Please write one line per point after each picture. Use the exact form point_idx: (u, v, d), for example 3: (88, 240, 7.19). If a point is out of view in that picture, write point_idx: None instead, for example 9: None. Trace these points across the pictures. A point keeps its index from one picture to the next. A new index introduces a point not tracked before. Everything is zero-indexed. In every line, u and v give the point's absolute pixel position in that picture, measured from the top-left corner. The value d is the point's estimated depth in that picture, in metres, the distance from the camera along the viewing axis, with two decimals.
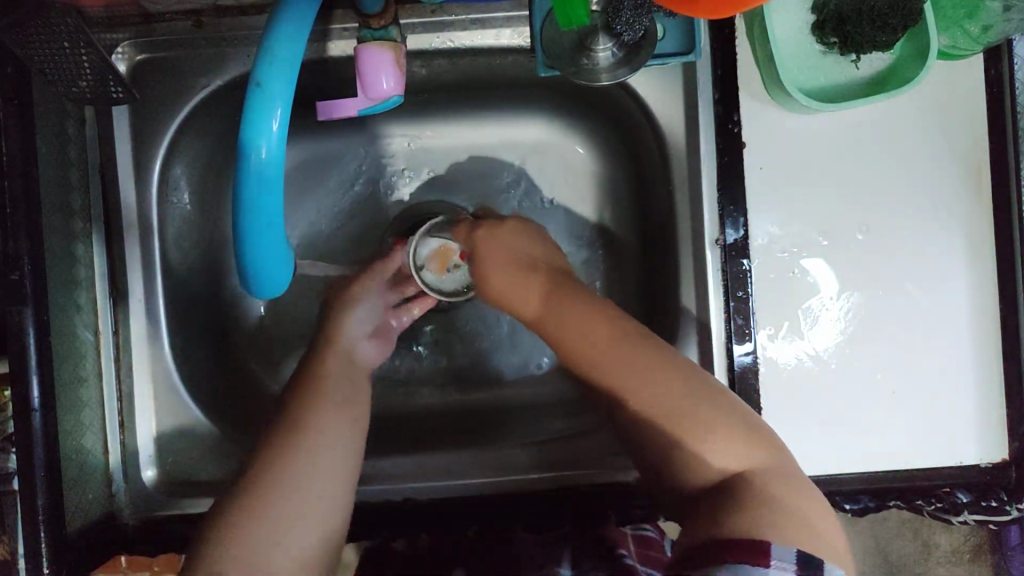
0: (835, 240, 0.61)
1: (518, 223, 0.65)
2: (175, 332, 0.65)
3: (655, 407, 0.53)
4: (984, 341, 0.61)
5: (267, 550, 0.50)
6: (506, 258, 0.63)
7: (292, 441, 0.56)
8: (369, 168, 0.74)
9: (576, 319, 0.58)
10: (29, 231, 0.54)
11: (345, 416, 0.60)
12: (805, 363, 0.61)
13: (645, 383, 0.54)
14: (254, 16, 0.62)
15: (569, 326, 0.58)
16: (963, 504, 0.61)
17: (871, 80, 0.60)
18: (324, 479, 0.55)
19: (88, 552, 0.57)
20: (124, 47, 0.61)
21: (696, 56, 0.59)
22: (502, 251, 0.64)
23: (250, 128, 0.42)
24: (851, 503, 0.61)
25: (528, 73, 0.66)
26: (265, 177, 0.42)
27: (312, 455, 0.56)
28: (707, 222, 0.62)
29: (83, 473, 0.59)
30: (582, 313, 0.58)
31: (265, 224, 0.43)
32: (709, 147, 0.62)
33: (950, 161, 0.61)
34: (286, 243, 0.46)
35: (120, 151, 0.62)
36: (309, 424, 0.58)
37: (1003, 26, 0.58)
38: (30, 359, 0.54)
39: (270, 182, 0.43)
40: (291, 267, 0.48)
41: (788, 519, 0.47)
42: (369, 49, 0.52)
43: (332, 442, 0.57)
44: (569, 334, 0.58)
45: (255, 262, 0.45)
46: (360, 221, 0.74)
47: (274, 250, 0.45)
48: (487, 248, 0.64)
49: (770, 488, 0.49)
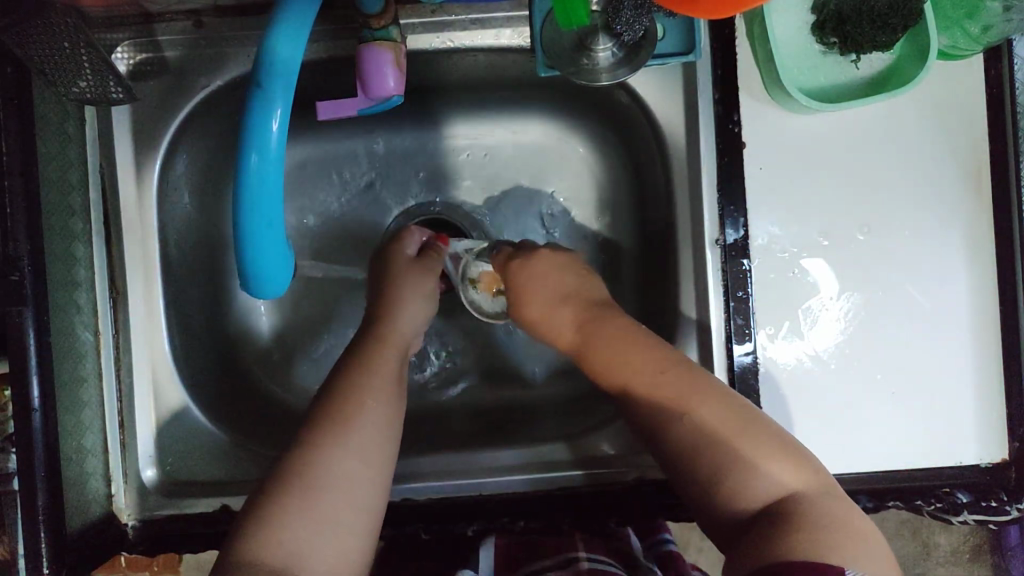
0: (835, 240, 0.61)
1: (555, 253, 0.63)
2: (176, 331, 0.65)
3: (706, 420, 0.51)
4: (984, 341, 0.61)
5: (298, 542, 0.48)
6: (547, 289, 0.61)
7: (328, 427, 0.53)
8: (369, 167, 0.74)
9: (621, 341, 0.56)
10: (29, 232, 0.54)
11: (387, 400, 0.56)
12: (805, 363, 0.61)
13: (699, 406, 0.52)
14: (254, 16, 0.62)
15: (612, 351, 0.56)
16: (963, 504, 0.60)
17: (872, 80, 0.60)
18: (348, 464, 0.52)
19: (88, 552, 0.58)
20: (124, 47, 0.61)
21: (696, 57, 0.59)
22: (545, 281, 0.61)
23: (250, 127, 0.42)
24: None
25: (528, 73, 0.66)
26: (264, 176, 0.42)
27: (347, 440, 0.52)
28: (707, 222, 0.62)
29: (84, 472, 0.59)
30: (626, 331, 0.57)
31: (265, 222, 0.43)
32: (709, 147, 0.62)
33: (950, 162, 0.61)
34: (285, 241, 0.46)
35: (119, 151, 0.62)
36: (350, 406, 0.54)
37: (1003, 26, 0.58)
38: (30, 359, 0.54)
39: (270, 182, 0.43)
40: (291, 268, 0.48)
41: (844, 537, 0.46)
42: (371, 50, 0.52)
43: (373, 429, 0.54)
44: (613, 354, 0.56)
45: (253, 261, 0.45)
46: (359, 221, 0.74)
47: (273, 250, 0.45)
48: (527, 278, 0.62)
49: (823, 507, 0.48)
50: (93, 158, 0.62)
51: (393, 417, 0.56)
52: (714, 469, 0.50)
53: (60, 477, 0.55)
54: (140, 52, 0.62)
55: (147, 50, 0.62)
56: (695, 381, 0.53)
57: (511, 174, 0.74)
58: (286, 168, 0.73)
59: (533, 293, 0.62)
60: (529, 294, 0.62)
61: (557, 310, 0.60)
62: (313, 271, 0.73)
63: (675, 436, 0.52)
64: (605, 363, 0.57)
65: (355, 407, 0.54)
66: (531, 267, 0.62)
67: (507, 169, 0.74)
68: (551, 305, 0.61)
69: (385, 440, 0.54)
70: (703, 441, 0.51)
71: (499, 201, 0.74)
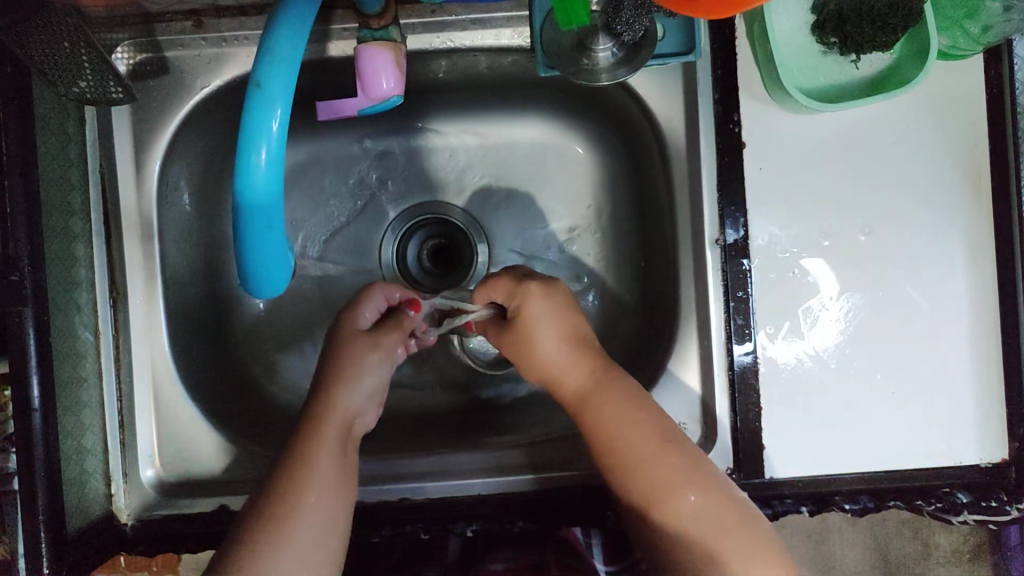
0: (835, 239, 0.61)
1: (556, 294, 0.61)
2: (175, 332, 0.65)
3: (663, 491, 0.54)
4: (984, 341, 0.61)
5: None
6: (557, 345, 0.60)
7: (289, 492, 0.53)
8: (368, 169, 0.74)
9: (631, 416, 0.56)
10: (29, 232, 0.54)
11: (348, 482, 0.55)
12: (805, 363, 0.61)
13: (665, 470, 0.54)
14: (254, 17, 0.62)
15: (621, 420, 0.56)
16: (963, 504, 0.60)
17: (872, 80, 0.60)
18: (311, 519, 0.52)
19: (88, 553, 0.57)
20: (124, 47, 0.61)
21: (696, 56, 0.59)
22: (558, 336, 0.60)
23: (250, 129, 0.42)
24: (851, 503, 0.60)
25: (528, 73, 0.66)
26: (265, 177, 0.42)
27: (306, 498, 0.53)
28: (707, 222, 0.62)
29: (83, 472, 0.59)
30: (629, 409, 0.56)
31: (267, 224, 0.43)
32: (709, 147, 0.62)
33: (950, 162, 0.61)
34: (285, 242, 0.46)
35: (119, 152, 0.62)
36: (309, 490, 0.53)
37: (1003, 26, 0.58)
38: (30, 359, 0.54)
39: (269, 182, 0.42)
40: (290, 268, 0.48)
41: None
42: (367, 50, 0.52)
43: (329, 487, 0.54)
44: (614, 431, 0.56)
45: (254, 262, 0.45)
46: (358, 221, 0.74)
47: (271, 251, 0.45)
48: (535, 331, 0.60)
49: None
50: (93, 158, 0.62)
51: (346, 476, 0.56)
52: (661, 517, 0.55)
53: (60, 477, 0.55)
54: (140, 52, 0.62)
55: (147, 50, 0.62)
56: (671, 456, 0.55)
57: (511, 174, 0.74)
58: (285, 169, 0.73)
59: (541, 343, 0.60)
60: (541, 340, 0.60)
61: (570, 371, 0.59)
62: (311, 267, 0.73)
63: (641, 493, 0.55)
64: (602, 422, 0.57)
65: (314, 467, 0.54)
66: (545, 315, 0.60)
67: (506, 170, 0.74)
68: (562, 362, 0.59)
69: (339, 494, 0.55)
70: (653, 492, 0.54)
71: (496, 202, 0.74)
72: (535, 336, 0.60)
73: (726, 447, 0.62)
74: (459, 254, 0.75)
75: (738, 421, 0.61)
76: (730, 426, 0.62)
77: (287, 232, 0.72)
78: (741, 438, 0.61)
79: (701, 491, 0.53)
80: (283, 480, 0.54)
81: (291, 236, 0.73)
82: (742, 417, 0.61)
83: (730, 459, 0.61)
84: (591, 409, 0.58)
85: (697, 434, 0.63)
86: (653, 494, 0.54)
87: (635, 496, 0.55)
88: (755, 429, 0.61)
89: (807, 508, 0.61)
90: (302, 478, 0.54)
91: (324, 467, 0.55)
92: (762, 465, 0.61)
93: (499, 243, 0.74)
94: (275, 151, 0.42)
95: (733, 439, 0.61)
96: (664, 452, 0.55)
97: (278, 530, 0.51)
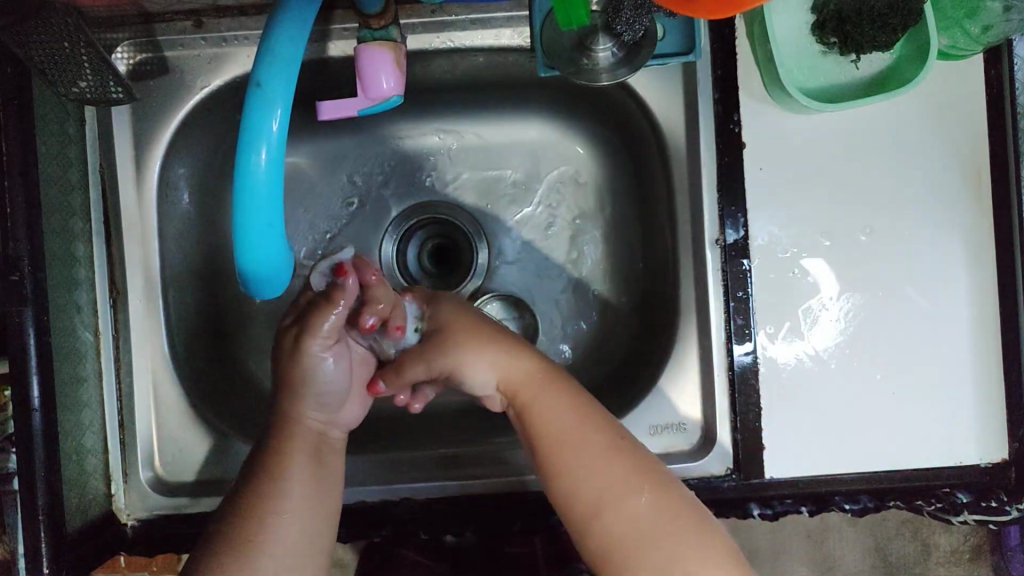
0: (836, 239, 0.61)
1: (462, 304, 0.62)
2: (174, 332, 0.65)
3: (608, 507, 0.51)
4: (984, 342, 0.61)
5: None
6: (490, 352, 0.58)
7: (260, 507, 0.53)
8: (368, 169, 0.74)
9: (568, 421, 0.54)
10: (29, 232, 0.54)
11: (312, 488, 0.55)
12: (805, 363, 0.61)
13: (603, 476, 0.51)
14: (253, 16, 0.62)
15: (562, 425, 0.54)
16: (963, 504, 0.61)
17: (872, 79, 0.60)
18: (289, 528, 0.53)
19: (88, 553, 0.57)
20: (124, 47, 0.61)
21: (696, 56, 0.59)
22: (483, 344, 0.58)
23: (250, 129, 0.42)
24: (851, 503, 0.61)
25: (528, 73, 0.66)
26: (265, 177, 0.42)
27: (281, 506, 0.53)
28: (706, 222, 0.62)
29: (84, 472, 0.59)
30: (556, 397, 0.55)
31: (267, 222, 0.43)
32: (709, 147, 0.62)
33: (951, 162, 0.61)
34: (285, 242, 0.46)
35: (120, 151, 0.62)
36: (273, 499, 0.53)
37: (1003, 26, 0.58)
38: (30, 359, 0.54)
39: (269, 182, 0.42)
40: (290, 269, 0.48)
41: None
42: (368, 49, 0.52)
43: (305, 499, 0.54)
44: (554, 433, 0.53)
45: (253, 262, 0.45)
46: (358, 221, 0.74)
47: (271, 251, 0.45)
48: (467, 338, 0.58)
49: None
50: (93, 158, 0.62)
51: (324, 484, 0.56)
52: (598, 535, 0.51)
53: (60, 477, 0.55)
54: (140, 52, 0.62)
55: (147, 50, 0.62)
56: (608, 462, 0.52)
57: (511, 174, 0.74)
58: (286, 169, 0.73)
59: (472, 348, 0.58)
60: (463, 349, 0.58)
61: (510, 375, 0.57)
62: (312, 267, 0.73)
63: (582, 503, 0.51)
64: (544, 429, 0.54)
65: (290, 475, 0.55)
66: (454, 329, 0.59)
67: (506, 170, 0.74)
68: (505, 367, 0.57)
69: (320, 503, 0.55)
70: (595, 503, 0.51)
71: (496, 202, 0.74)
72: (467, 344, 0.58)
73: (726, 446, 0.62)
74: (460, 254, 0.74)
75: (738, 421, 0.61)
76: (730, 426, 0.62)
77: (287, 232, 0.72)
78: (741, 438, 0.61)
79: (625, 500, 0.51)
80: (256, 489, 0.53)
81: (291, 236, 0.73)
82: (742, 417, 0.61)
83: (729, 458, 0.62)
84: (535, 418, 0.55)
85: (696, 433, 0.63)
86: (597, 509, 0.51)
87: (576, 507, 0.52)
88: (755, 429, 0.61)
89: (807, 508, 0.61)
90: (279, 487, 0.54)
91: (301, 479, 0.55)
92: (762, 465, 0.61)
93: (500, 242, 0.74)
94: (275, 149, 0.42)
95: (732, 439, 0.62)
96: (609, 452, 0.52)
97: (251, 544, 0.52)
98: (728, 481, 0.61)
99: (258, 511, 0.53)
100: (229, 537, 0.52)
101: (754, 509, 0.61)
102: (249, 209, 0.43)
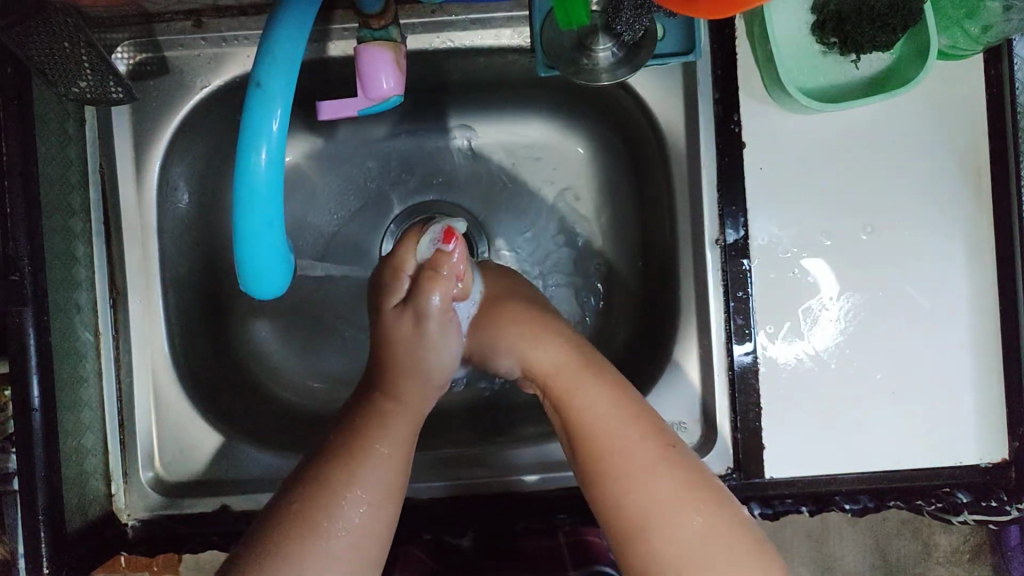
0: (836, 239, 0.61)
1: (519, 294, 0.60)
2: (175, 332, 0.65)
3: (655, 509, 0.47)
4: (984, 342, 0.61)
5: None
6: (534, 341, 0.56)
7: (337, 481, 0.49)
8: (368, 169, 0.74)
9: (618, 416, 0.50)
10: (29, 232, 0.54)
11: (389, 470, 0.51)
12: (805, 363, 0.61)
13: (654, 480, 0.48)
14: (254, 16, 0.62)
15: (608, 422, 0.50)
16: (963, 504, 0.60)
17: (872, 79, 0.60)
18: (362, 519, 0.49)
19: (88, 553, 0.57)
20: (124, 47, 0.61)
21: (696, 56, 0.59)
22: (536, 334, 0.56)
23: (251, 129, 0.42)
24: (851, 503, 0.60)
25: (528, 73, 0.66)
26: (265, 177, 0.42)
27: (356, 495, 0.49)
28: (707, 222, 0.62)
29: (84, 472, 0.59)
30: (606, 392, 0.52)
31: (267, 221, 0.43)
32: (709, 147, 0.62)
33: (951, 162, 0.61)
34: (285, 241, 0.46)
35: (120, 151, 0.62)
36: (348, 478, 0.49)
37: (1003, 26, 0.58)
38: (30, 360, 0.54)
39: (269, 182, 0.42)
40: (290, 268, 0.48)
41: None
42: (368, 49, 0.52)
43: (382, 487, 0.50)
44: (601, 425, 0.50)
45: (252, 261, 0.45)
46: (358, 221, 0.74)
47: (271, 250, 0.45)
48: (526, 328, 0.56)
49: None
50: (93, 158, 0.62)
51: (404, 472, 0.52)
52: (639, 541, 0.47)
53: (60, 477, 0.55)
54: (141, 52, 0.62)
55: (147, 50, 0.62)
56: (667, 470, 0.48)
57: (511, 174, 0.74)
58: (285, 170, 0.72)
59: (519, 336, 0.56)
60: (511, 335, 0.56)
61: (550, 365, 0.54)
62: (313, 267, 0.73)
63: (628, 506, 0.48)
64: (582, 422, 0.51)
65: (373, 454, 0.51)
66: (505, 312, 0.57)
67: (506, 171, 0.74)
68: (548, 356, 0.54)
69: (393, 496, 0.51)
70: (643, 510, 0.48)
71: (496, 202, 0.74)
72: (519, 331, 0.56)
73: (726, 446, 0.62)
74: None
75: (738, 421, 0.61)
76: (730, 426, 0.62)
77: (287, 233, 0.72)
78: (741, 437, 0.61)
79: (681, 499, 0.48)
80: (331, 470, 0.49)
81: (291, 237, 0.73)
82: (742, 417, 0.61)
83: (728, 459, 0.61)
84: (570, 409, 0.52)
85: (697, 433, 0.63)
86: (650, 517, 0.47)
87: (621, 510, 0.48)
88: (755, 429, 0.61)
89: (807, 508, 0.61)
90: (353, 470, 0.49)
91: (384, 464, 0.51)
92: (762, 464, 0.61)
93: (500, 241, 0.74)
94: (275, 149, 0.42)
95: (733, 439, 0.62)
96: (661, 455, 0.49)
97: (319, 524, 0.47)
98: (728, 481, 0.61)
99: (330, 494, 0.48)
100: (291, 516, 0.47)
101: (754, 509, 0.61)
102: (249, 208, 0.43)
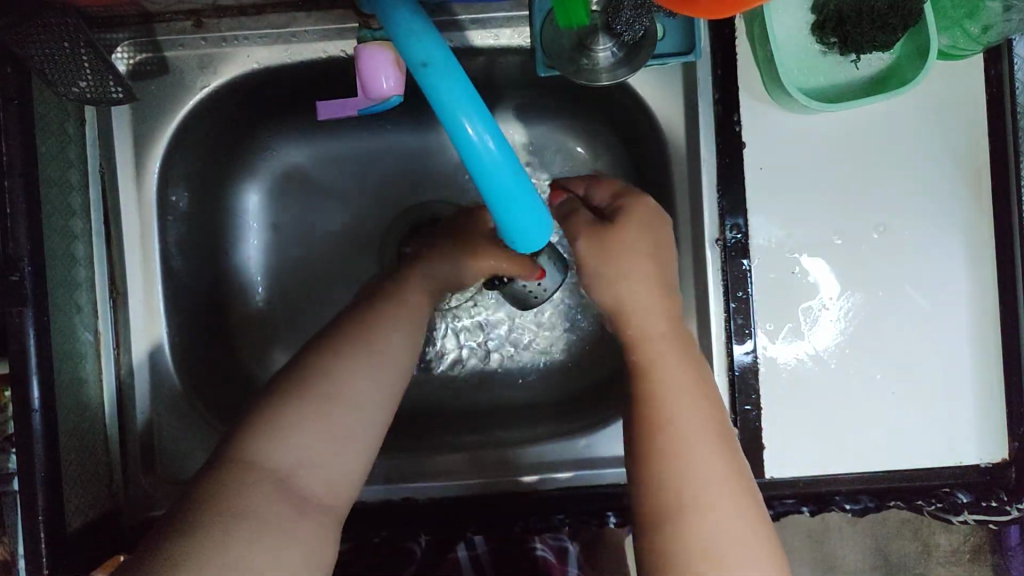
0: (845, 238, 0.61)
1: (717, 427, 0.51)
2: (174, 331, 0.65)
3: (703, 527, 0.46)
4: (984, 339, 0.61)
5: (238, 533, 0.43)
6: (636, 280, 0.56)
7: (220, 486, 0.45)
8: (363, 174, 0.75)
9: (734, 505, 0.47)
10: (29, 232, 0.54)
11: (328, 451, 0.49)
12: (805, 363, 0.61)
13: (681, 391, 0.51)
14: (254, 17, 0.62)
15: (706, 466, 0.48)
16: (963, 504, 0.61)
17: (873, 79, 0.60)
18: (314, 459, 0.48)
19: (87, 552, 0.57)
20: (123, 47, 0.61)
21: (696, 56, 0.59)
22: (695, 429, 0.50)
23: (434, 97, 0.36)
24: (852, 503, 0.62)
25: (528, 71, 0.66)
26: (489, 138, 0.36)
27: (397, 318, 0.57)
28: (706, 223, 0.62)
29: (85, 466, 0.59)
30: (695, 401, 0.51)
31: (498, 185, 0.38)
32: (709, 147, 0.62)
33: (952, 160, 0.61)
34: (533, 193, 0.40)
35: (120, 152, 0.62)
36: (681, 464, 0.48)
37: (1003, 26, 0.58)
38: (30, 360, 0.53)
39: (500, 156, 0.37)
40: (547, 224, 0.42)
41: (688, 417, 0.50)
42: (367, 48, 0.50)
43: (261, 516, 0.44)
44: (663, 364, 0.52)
45: (524, 227, 0.41)
46: (356, 225, 0.76)
47: (535, 214, 0.40)
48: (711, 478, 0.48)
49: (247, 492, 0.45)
50: (93, 158, 0.62)
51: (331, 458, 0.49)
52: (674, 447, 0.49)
53: (60, 479, 0.55)
54: (140, 52, 0.62)
55: (147, 50, 0.62)
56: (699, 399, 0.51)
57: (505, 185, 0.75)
58: (259, 191, 0.74)
59: (686, 424, 0.49)
60: (671, 421, 0.50)
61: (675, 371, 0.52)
62: (327, 290, 0.76)
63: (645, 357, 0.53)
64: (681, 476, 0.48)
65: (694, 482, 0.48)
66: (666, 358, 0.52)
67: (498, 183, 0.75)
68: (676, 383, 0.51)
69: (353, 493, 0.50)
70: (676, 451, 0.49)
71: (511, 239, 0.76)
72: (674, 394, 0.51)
73: None
74: None
75: (738, 421, 0.61)
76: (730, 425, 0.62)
77: (292, 221, 0.75)
78: (742, 437, 0.61)
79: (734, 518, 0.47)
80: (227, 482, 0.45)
81: (284, 260, 0.75)
82: (742, 416, 0.61)
83: None
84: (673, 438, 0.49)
85: None
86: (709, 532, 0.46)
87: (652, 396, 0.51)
88: (756, 428, 0.61)
89: (808, 507, 0.63)
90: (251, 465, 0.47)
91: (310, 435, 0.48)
92: (761, 464, 0.61)
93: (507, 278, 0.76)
94: (486, 113, 0.36)
95: None
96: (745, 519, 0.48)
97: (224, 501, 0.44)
98: None
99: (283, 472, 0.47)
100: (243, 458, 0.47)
101: None
102: (477, 171, 0.37)
